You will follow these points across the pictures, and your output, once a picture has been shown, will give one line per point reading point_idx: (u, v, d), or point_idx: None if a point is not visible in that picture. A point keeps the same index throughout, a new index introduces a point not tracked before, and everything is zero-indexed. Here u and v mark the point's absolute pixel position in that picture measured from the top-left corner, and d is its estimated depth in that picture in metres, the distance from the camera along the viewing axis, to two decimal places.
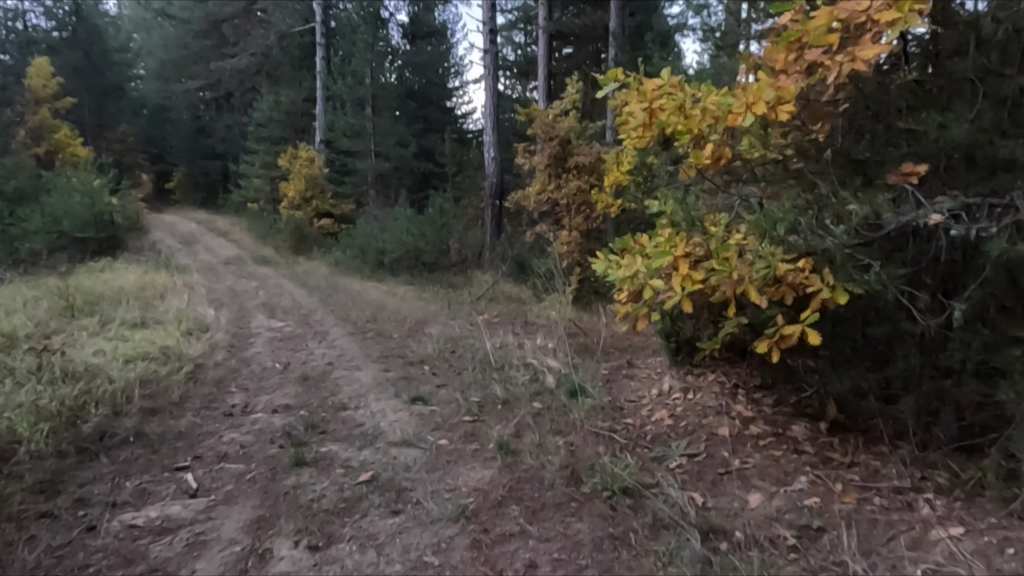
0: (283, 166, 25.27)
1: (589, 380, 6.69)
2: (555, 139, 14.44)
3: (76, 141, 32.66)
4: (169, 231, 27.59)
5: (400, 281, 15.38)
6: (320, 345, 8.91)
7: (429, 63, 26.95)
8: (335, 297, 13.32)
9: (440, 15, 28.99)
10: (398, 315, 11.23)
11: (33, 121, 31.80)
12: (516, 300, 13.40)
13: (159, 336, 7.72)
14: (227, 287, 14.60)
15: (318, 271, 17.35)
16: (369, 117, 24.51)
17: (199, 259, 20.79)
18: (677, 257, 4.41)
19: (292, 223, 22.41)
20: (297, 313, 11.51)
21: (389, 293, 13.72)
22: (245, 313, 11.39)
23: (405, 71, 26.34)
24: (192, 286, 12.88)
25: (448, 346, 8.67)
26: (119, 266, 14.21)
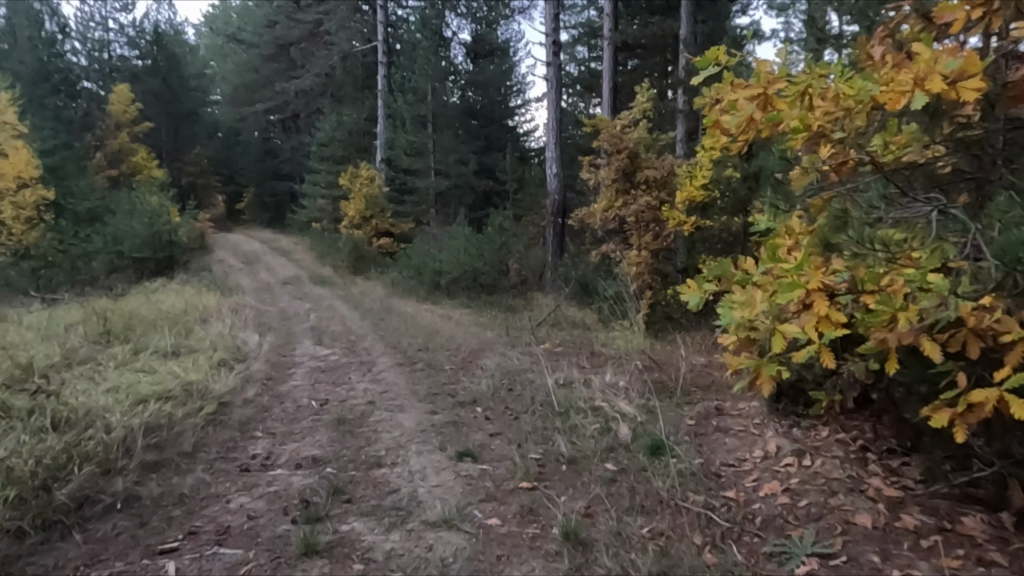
0: (344, 185, 25.10)
1: (673, 434, 5.54)
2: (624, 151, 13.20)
3: (151, 164, 33.70)
4: (233, 250, 27.83)
5: (457, 303, 14.53)
6: (363, 378, 8.05)
7: (493, 80, 26.22)
8: (388, 321, 12.54)
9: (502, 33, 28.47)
10: (451, 343, 10.30)
11: (112, 146, 33.06)
12: (580, 326, 12.31)
13: (187, 369, 6.96)
14: (279, 310, 14.08)
15: (373, 292, 16.70)
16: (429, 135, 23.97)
17: (258, 279, 20.64)
18: (812, 291, 3.24)
19: (350, 243, 22.04)
20: (345, 339, 10.75)
21: (445, 318, 12.87)
22: (292, 339, 10.71)
23: (468, 91, 25.85)
24: (241, 309, 12.34)
25: (505, 382, 7.66)
26: (173, 287, 13.93)
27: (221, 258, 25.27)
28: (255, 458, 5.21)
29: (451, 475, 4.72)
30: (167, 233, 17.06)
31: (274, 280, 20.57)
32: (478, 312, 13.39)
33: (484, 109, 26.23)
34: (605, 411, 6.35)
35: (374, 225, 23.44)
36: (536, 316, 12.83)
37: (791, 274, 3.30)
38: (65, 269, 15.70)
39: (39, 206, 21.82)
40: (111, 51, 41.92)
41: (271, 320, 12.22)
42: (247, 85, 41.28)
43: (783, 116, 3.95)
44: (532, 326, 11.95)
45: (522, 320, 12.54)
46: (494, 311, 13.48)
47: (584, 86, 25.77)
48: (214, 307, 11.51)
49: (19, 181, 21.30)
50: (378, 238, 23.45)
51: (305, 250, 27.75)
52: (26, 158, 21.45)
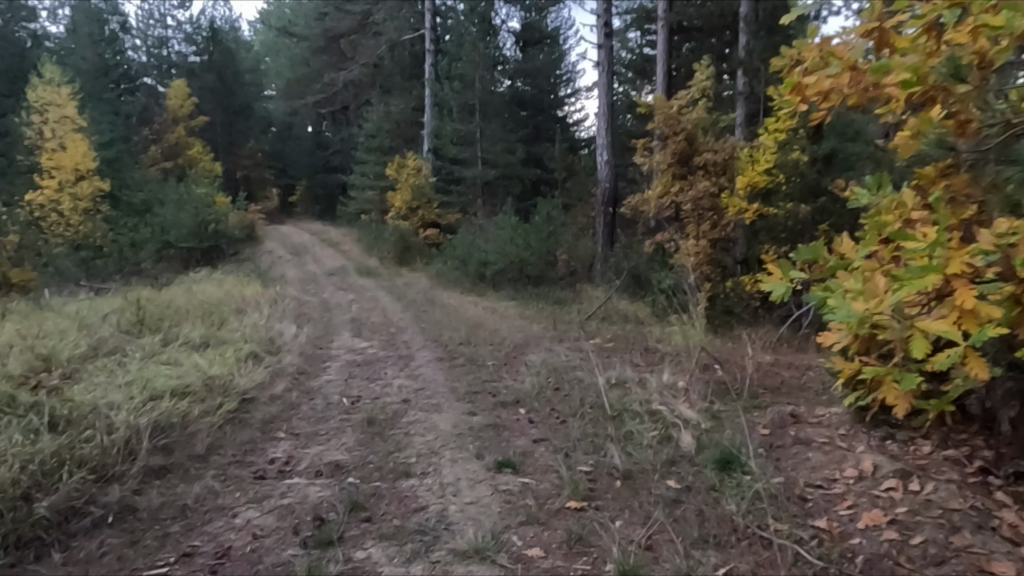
0: (391, 175, 24.85)
1: (746, 445, 4.80)
2: (681, 133, 12.35)
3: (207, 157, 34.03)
4: (282, 241, 27.94)
5: (502, 295, 13.95)
6: (400, 373, 7.52)
7: (543, 68, 25.55)
8: (430, 313, 12.05)
9: (552, 22, 27.78)
10: (495, 336, 9.70)
11: (170, 139, 33.56)
12: (634, 321, 11.55)
13: (213, 362, 6.56)
14: (321, 300, 13.75)
15: (418, 283, 16.24)
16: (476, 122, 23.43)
17: (305, 270, 20.52)
18: (954, 274, 2.73)
19: (396, 233, 21.70)
20: (384, 331, 10.27)
21: (489, 310, 12.30)
22: (330, 330, 10.30)
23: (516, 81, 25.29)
24: (281, 299, 12.04)
25: (551, 380, 7.01)
26: (216, 277, 13.76)
27: (270, 249, 25.36)
28: (274, 463, 4.71)
29: (489, 492, 4.10)
30: (213, 223, 17.00)
31: (320, 271, 20.40)
32: (525, 305, 12.77)
33: (532, 99, 25.62)
34: (663, 416, 5.65)
35: (421, 216, 23.08)
36: (586, 309, 12.12)
37: (924, 253, 2.81)
38: (114, 259, 15.77)
39: (95, 198, 22.24)
40: (169, 47, 42.87)
41: (312, 311, 11.87)
42: (298, 79, 41.59)
43: (891, 74, 3.33)
44: (581, 319, 11.26)
45: (571, 312, 11.87)
46: (541, 303, 12.84)
47: (636, 71, 24.79)
48: (253, 297, 11.22)
49: (76, 173, 21.74)
50: (425, 229, 23.11)
51: (352, 241, 27.64)
52: (82, 151, 21.87)
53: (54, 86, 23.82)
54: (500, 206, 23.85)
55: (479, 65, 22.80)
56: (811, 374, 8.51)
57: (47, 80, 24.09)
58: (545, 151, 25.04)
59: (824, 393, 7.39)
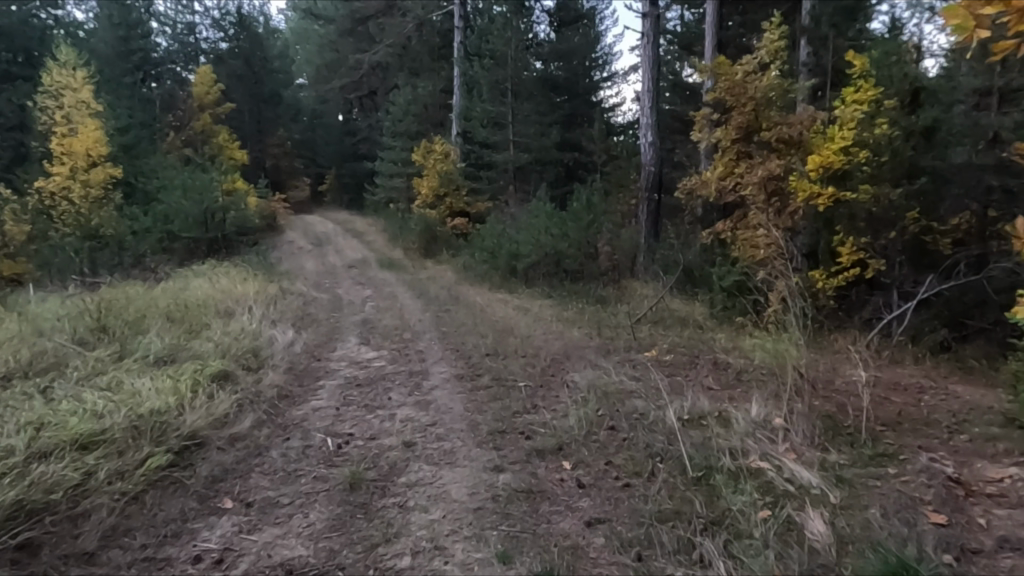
0: (418, 161, 23.42)
1: (918, 549, 3.17)
2: (752, 101, 10.55)
3: (235, 145, 31.54)
4: (305, 231, 26.67)
5: (537, 291, 12.28)
6: (409, 396, 5.92)
7: (578, 49, 23.51)
8: (454, 314, 10.42)
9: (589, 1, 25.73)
10: (530, 346, 8.02)
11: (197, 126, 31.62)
12: (692, 326, 9.80)
13: (160, 388, 5.00)
14: (333, 297, 12.26)
15: (443, 278, 14.64)
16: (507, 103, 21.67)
17: (324, 262, 19.17)
18: None
19: (422, 222, 20.14)
20: (398, 337, 8.68)
21: (522, 311, 10.62)
22: (336, 335, 8.77)
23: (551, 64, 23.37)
24: (284, 298, 10.56)
25: (604, 413, 5.33)
26: (219, 270, 12.42)
27: (291, 239, 24.11)
28: (200, 562, 3.18)
29: None
30: (222, 211, 15.63)
31: (340, 263, 18.98)
32: (563, 304, 11.09)
33: (567, 84, 23.61)
34: (776, 485, 3.95)
35: (448, 204, 21.69)
36: (634, 309, 10.41)
37: None
38: (115, 249, 14.53)
39: (108, 185, 21.19)
40: (196, 33, 41.91)
41: (320, 310, 10.37)
42: (325, 64, 40.28)
43: None
44: (631, 323, 9.53)
45: (617, 314, 10.15)
46: (583, 302, 11.15)
47: (680, 47, 22.69)
48: (251, 296, 9.74)
49: (89, 159, 20.70)
50: (453, 218, 21.69)
51: (377, 231, 26.21)
52: (95, 136, 20.83)
53: (68, 69, 22.84)
54: (533, 193, 22.08)
55: (511, 41, 21.03)
56: (934, 402, 6.65)
57: (62, 63, 23.15)
58: (579, 135, 23.25)
59: (965, 432, 5.56)
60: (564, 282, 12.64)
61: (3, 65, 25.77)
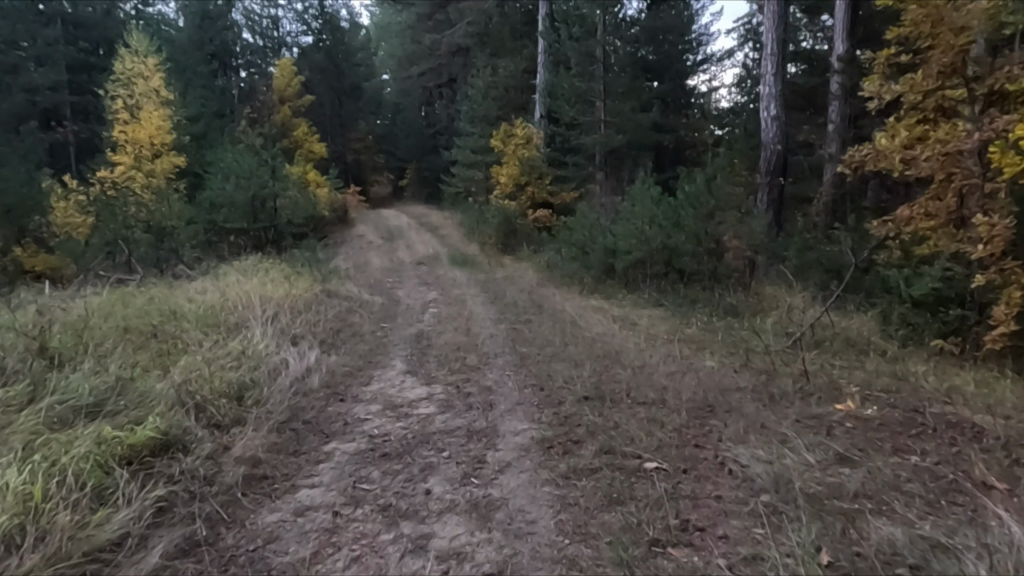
0: (497, 148, 21.55)
1: None
2: (963, 32, 7.17)
3: (314, 137, 30.09)
4: (377, 225, 24.93)
5: (643, 298, 9.62)
6: (459, 488, 3.51)
7: (674, 25, 19.83)
8: (537, 329, 7.90)
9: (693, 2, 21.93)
10: (649, 387, 5.41)
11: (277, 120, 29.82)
12: (873, 353, 6.93)
13: (7, 486, 2.88)
14: (389, 300, 10.02)
15: (523, 279, 12.13)
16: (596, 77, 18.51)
17: (393, 258, 17.21)
18: None
19: (499, 214, 17.79)
20: (459, 363, 6.26)
21: (626, 324, 8.01)
22: (377, 358, 6.47)
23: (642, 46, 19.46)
24: (320, 300, 8.43)
25: (834, 562, 2.74)
26: (259, 266, 10.53)
27: (362, 233, 22.41)
28: None
29: None
30: (273, 199, 13.78)
31: (407, 260, 16.94)
32: (683, 316, 8.40)
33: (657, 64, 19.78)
34: None
35: (529, 194, 19.79)
36: (783, 325, 7.61)
37: None
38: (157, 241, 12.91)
39: (172, 175, 20.26)
40: (280, 27, 41.12)
41: (366, 319, 8.11)
42: (404, 53, 38.56)
43: None
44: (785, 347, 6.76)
45: (761, 332, 7.41)
46: (709, 313, 8.42)
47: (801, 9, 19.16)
48: (276, 301, 7.56)
49: (153, 148, 19.80)
50: (535, 210, 19.74)
51: (453, 225, 24.10)
52: (159, 124, 19.86)
53: (139, 56, 21.92)
54: (627, 182, 19.25)
55: (603, 5, 18.14)
56: None
57: (134, 50, 22.32)
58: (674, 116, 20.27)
59: None
60: (677, 284, 9.93)
61: (82, 55, 25.25)
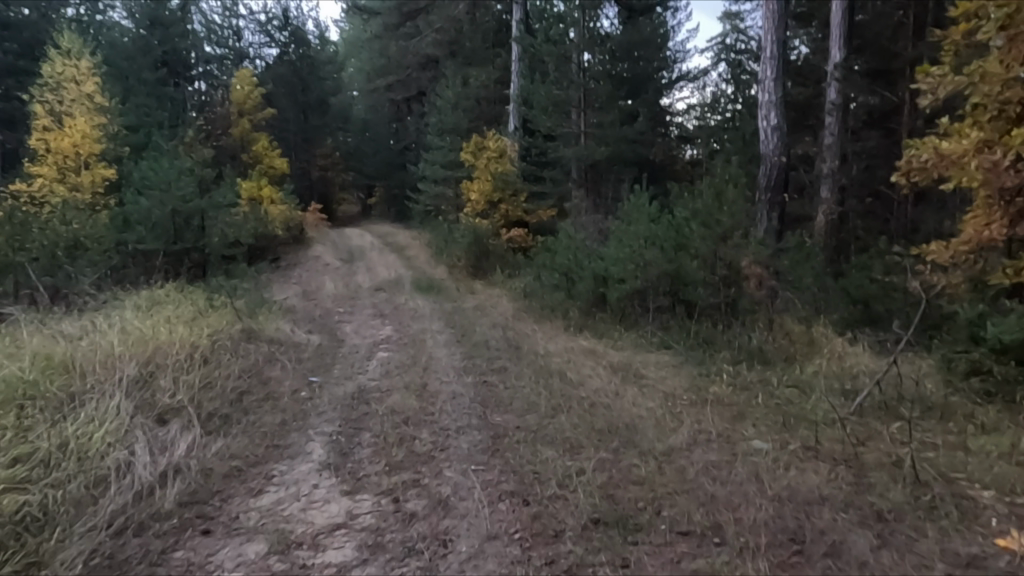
0: (467, 161, 19.75)
1: None
2: None
3: (275, 153, 27.52)
4: (338, 245, 22.88)
5: (643, 338, 7.79)
6: None
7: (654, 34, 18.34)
8: (514, 386, 5.97)
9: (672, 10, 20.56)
10: (684, 499, 3.58)
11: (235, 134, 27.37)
12: (961, 421, 5.19)
13: None
14: (330, 342, 7.99)
15: (498, 311, 10.20)
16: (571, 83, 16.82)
17: (349, 283, 15.26)
18: None
19: (469, 233, 15.91)
20: (405, 447, 4.36)
21: (629, 376, 6.19)
22: (286, 441, 4.51)
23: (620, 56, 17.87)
24: (225, 344, 6.37)
25: None
26: (169, 298, 8.54)
27: (319, 254, 20.35)
28: None
29: None
30: (201, 216, 11.21)
31: (365, 285, 14.96)
32: (699, 365, 6.60)
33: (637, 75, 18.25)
34: None
35: (503, 212, 17.90)
36: (832, 380, 5.87)
37: None
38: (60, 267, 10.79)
39: (103, 189, 18.07)
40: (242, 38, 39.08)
41: (283, 373, 6.10)
42: (371, 65, 36.54)
43: None
44: (850, 415, 4.99)
45: (808, 391, 5.63)
46: (732, 362, 6.62)
47: (796, 14, 17.69)
48: (153, 352, 5.45)
49: (79, 158, 17.69)
50: (509, 230, 17.90)
51: (420, 246, 22.10)
52: (85, 130, 17.81)
53: (71, 59, 19.82)
54: (609, 199, 17.59)
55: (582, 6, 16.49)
56: None
57: (65, 52, 20.16)
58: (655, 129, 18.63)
59: None
60: (684, 320, 8.10)
61: (12, 59, 23.01)
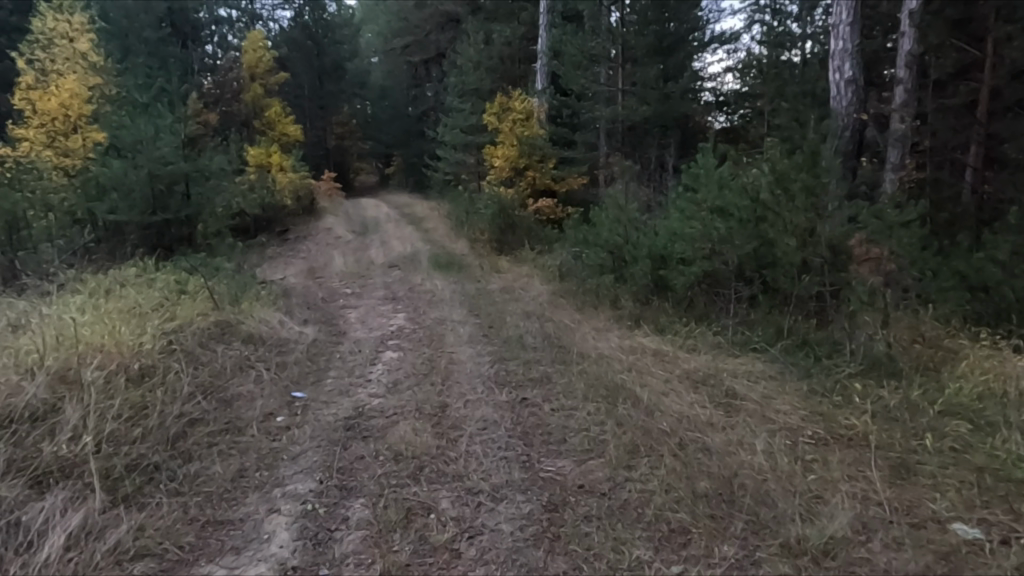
0: (489, 123, 17.90)
1: None
2: None
3: (287, 118, 25.93)
4: (351, 216, 21.30)
5: (721, 336, 6.10)
6: None
7: None
8: (566, 412, 4.38)
9: None
10: None
11: (247, 100, 25.50)
12: None
13: None
14: (325, 338, 6.39)
15: (532, 295, 8.58)
16: (604, 33, 14.83)
17: (361, 259, 13.73)
18: None
19: (493, 203, 14.20)
20: (416, 537, 2.81)
21: (720, 396, 4.58)
22: (235, 515, 3.01)
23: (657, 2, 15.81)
24: (177, 347, 4.85)
25: None
26: (136, 280, 7.07)
27: (330, 226, 18.83)
28: None
29: None
30: (183, 182, 9.53)
31: (378, 261, 13.40)
32: (809, 379, 4.93)
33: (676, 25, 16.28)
34: None
35: (529, 180, 16.17)
36: (1009, 411, 4.18)
37: None
38: None
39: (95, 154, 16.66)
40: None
41: (254, 390, 4.55)
42: (388, 25, 34.53)
43: None
44: None
45: (988, 430, 3.96)
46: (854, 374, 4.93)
47: None
48: (64, 366, 3.97)
49: (68, 121, 16.29)
50: (535, 199, 16.25)
51: (439, 218, 20.42)
52: (74, 89, 16.52)
53: (63, 13, 18.28)
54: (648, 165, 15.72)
55: None
56: None
57: (57, 7, 18.65)
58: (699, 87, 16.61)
59: None
60: (774, 314, 6.34)
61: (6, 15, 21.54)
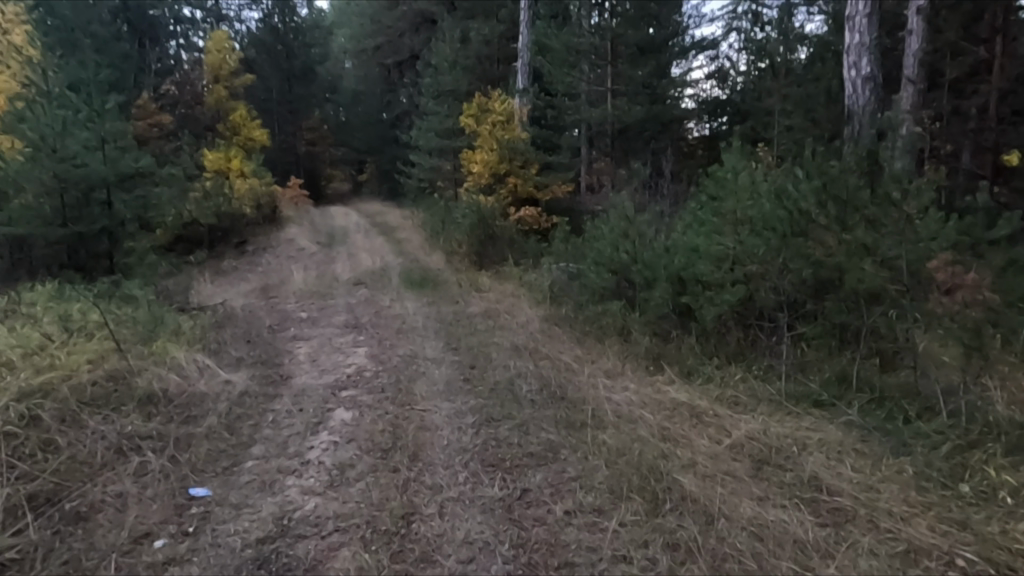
0: (467, 124, 16.17)
1: None
2: None
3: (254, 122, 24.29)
4: (317, 226, 19.73)
5: (769, 386, 4.83)
6: None
7: None
8: (586, 524, 3.03)
9: None
10: None
11: (209, 101, 23.88)
12: None
13: None
14: (258, 389, 4.90)
15: (521, 323, 7.18)
16: (587, 31, 13.53)
17: (324, 275, 12.24)
18: None
19: (471, 213, 12.78)
20: None
21: (800, 490, 3.28)
22: None
23: None
24: (20, 435, 3.37)
25: None
26: (24, 312, 5.56)
27: (293, 237, 17.23)
28: None
29: None
30: (104, 187, 7.86)
31: (342, 278, 11.90)
32: (908, 456, 3.66)
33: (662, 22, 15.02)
34: None
35: (511, 187, 14.36)
36: None
37: None
38: None
39: None
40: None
41: (132, 493, 3.14)
42: (360, 26, 33.11)
43: None
44: None
45: None
46: (966, 449, 3.66)
47: None
48: None
49: None
50: (517, 208, 14.48)
51: (413, 228, 18.92)
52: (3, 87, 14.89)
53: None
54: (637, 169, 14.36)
55: None
56: None
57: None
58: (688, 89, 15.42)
59: None
60: (832, 354, 5.03)
61: None
